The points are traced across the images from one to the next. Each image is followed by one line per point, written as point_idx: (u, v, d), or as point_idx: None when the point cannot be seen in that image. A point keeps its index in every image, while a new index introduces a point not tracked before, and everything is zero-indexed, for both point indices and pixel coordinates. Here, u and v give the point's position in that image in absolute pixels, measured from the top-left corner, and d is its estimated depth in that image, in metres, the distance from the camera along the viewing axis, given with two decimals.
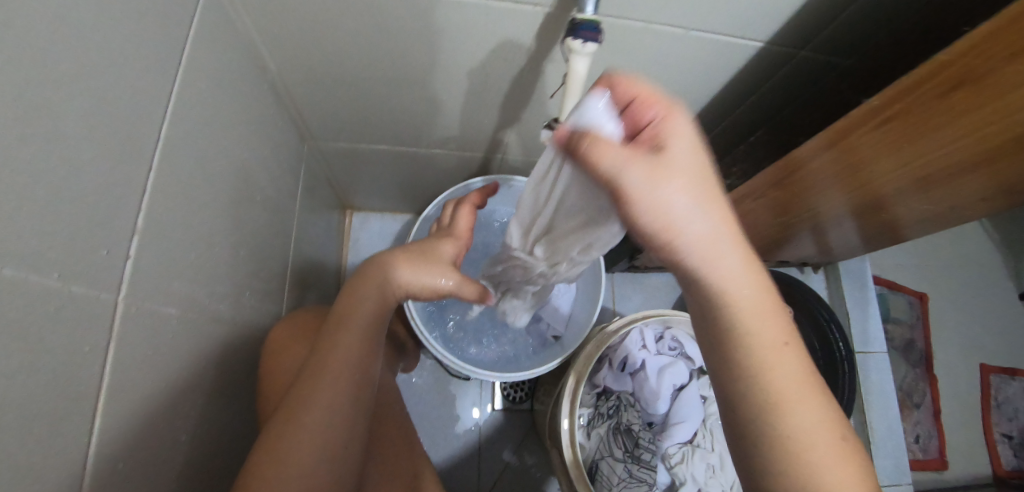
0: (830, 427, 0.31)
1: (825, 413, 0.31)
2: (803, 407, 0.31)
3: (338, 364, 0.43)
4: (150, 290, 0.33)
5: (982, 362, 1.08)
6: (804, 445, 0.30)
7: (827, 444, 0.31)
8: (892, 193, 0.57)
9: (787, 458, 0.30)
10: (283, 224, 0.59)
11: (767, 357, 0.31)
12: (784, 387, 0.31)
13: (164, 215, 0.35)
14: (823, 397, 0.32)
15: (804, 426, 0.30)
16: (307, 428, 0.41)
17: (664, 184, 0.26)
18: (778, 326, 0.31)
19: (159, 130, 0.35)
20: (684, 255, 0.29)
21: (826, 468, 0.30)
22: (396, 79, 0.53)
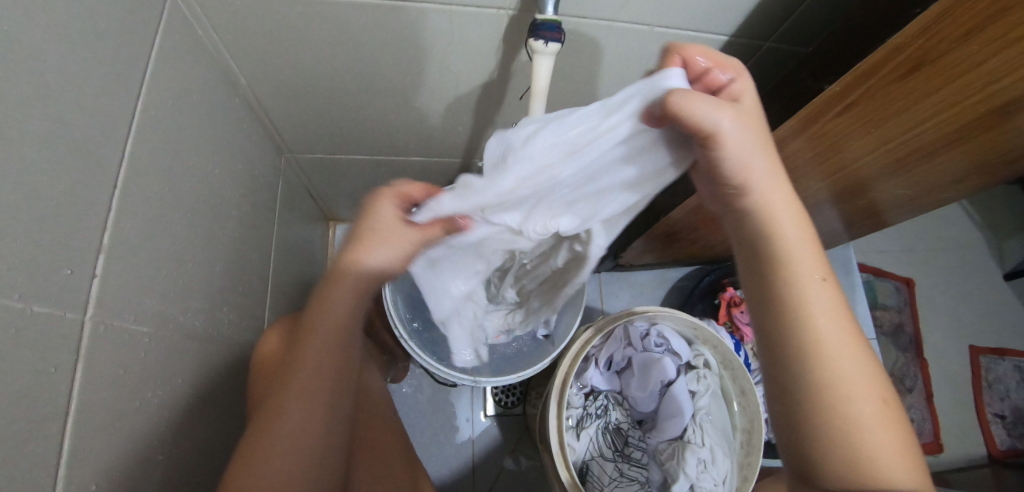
0: (869, 371, 0.34)
1: (865, 360, 0.34)
2: (848, 347, 0.34)
3: (311, 359, 0.41)
4: (119, 308, 0.33)
5: (972, 343, 1.09)
6: (853, 391, 0.33)
7: (869, 395, 0.34)
8: (870, 175, 0.57)
9: (824, 405, 0.33)
10: (261, 238, 0.59)
11: (819, 304, 0.34)
12: (833, 337, 0.34)
13: (131, 232, 0.35)
14: (862, 344, 0.35)
15: (852, 375, 0.33)
16: (285, 425, 0.40)
17: (745, 129, 0.30)
18: (820, 266, 0.34)
19: (124, 148, 0.35)
20: (754, 196, 0.33)
21: (866, 419, 0.33)
22: (369, 88, 0.53)
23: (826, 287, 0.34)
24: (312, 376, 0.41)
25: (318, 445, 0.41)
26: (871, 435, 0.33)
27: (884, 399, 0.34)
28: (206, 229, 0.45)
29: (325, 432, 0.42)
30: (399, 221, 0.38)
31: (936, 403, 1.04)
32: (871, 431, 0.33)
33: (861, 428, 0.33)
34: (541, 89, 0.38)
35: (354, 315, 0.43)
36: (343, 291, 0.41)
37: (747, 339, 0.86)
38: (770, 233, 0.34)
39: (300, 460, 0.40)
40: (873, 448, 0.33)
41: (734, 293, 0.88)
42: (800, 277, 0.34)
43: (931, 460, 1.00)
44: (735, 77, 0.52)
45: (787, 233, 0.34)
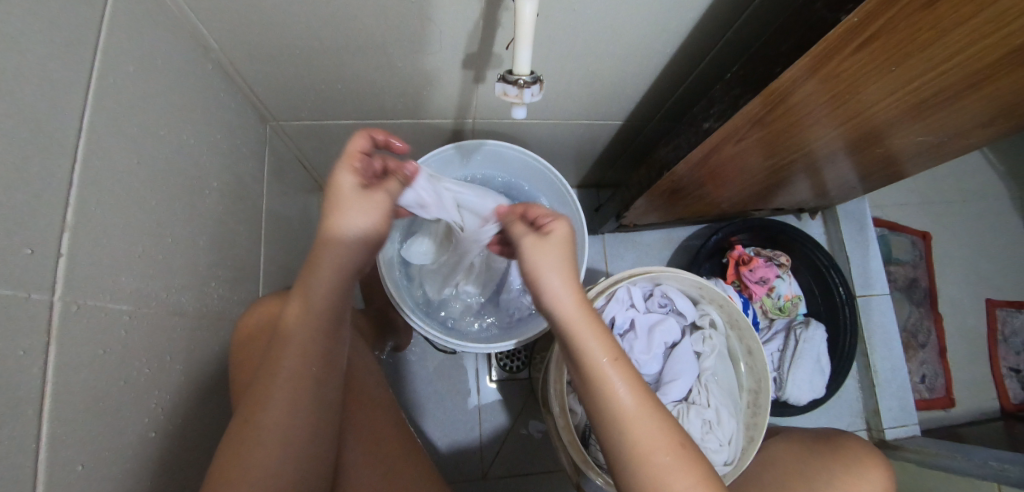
0: (665, 434, 0.38)
1: (661, 425, 0.38)
2: (643, 421, 0.38)
3: (302, 334, 0.41)
4: (91, 288, 0.32)
5: (988, 296, 1.05)
6: (649, 453, 0.37)
7: (667, 450, 0.37)
8: (885, 122, 0.53)
9: (642, 472, 0.38)
10: (248, 210, 0.57)
11: (613, 375, 0.39)
12: (632, 407, 0.38)
13: (97, 206, 0.33)
14: (661, 411, 0.39)
15: (648, 439, 0.38)
16: (268, 427, 0.38)
17: (544, 279, 0.41)
18: (607, 345, 0.39)
19: (82, 115, 0.32)
20: (564, 308, 0.40)
21: (668, 473, 0.37)
22: (347, 47, 0.50)
23: (620, 381, 0.39)
24: (299, 355, 0.40)
25: (309, 423, 0.40)
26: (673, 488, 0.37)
27: (687, 448, 0.38)
28: (186, 205, 0.44)
29: (318, 414, 0.41)
30: (362, 193, 0.41)
31: (949, 357, 1.02)
32: (673, 476, 0.37)
33: (663, 479, 0.37)
34: (526, 34, 0.34)
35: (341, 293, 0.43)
36: (326, 270, 0.41)
37: (755, 296, 0.84)
38: (575, 338, 0.40)
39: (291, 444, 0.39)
40: None
41: (743, 251, 0.86)
42: (593, 362, 0.39)
43: (940, 414, 0.99)
44: (741, 17, 0.46)
45: (588, 342, 0.39)
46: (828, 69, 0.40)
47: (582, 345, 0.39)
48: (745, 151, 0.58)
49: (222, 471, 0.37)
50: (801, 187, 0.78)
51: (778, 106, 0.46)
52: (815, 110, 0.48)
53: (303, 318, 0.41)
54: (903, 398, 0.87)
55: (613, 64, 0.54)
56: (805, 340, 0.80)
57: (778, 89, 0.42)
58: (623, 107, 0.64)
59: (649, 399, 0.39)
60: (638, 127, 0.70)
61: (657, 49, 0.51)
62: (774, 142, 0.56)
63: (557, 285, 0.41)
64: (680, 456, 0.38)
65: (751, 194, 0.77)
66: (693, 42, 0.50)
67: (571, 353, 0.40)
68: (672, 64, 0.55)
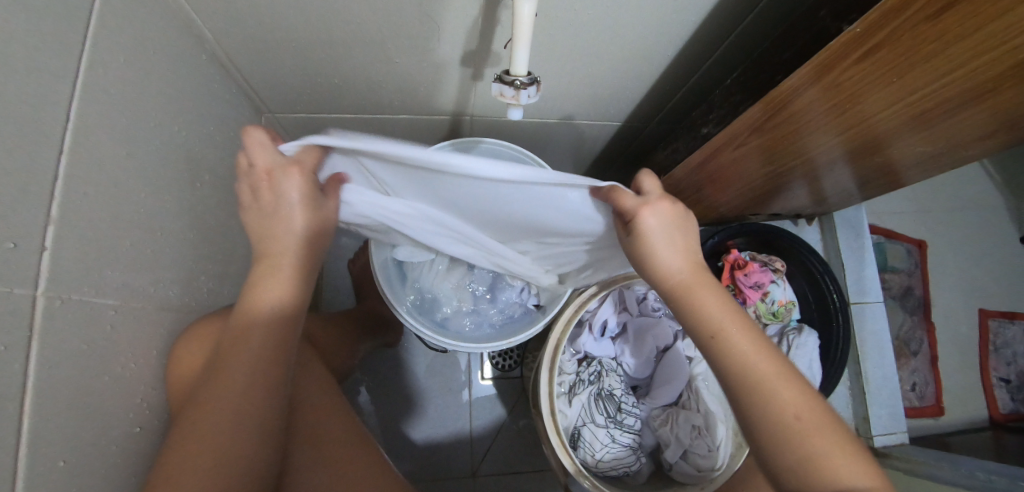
0: (806, 397, 0.37)
1: (799, 387, 0.37)
2: (781, 383, 0.37)
3: (252, 341, 0.39)
4: (75, 283, 0.31)
5: (981, 306, 1.06)
6: (790, 416, 0.36)
7: (803, 411, 0.36)
8: (886, 132, 0.52)
9: (784, 436, 0.36)
10: (242, 203, 0.57)
11: (739, 340, 0.38)
12: (767, 369, 0.37)
13: (84, 200, 0.32)
14: (793, 373, 0.38)
15: (789, 400, 0.36)
16: (207, 439, 0.35)
17: (676, 248, 0.41)
18: (731, 309, 0.40)
19: (69, 106, 0.31)
20: (684, 275, 0.41)
21: (814, 438, 0.35)
22: (345, 41, 0.49)
23: (774, 369, 0.37)
24: (250, 360, 0.38)
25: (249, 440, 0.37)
26: (815, 449, 0.35)
27: (818, 410, 0.37)
28: (177, 198, 0.43)
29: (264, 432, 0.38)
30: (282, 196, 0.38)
31: (940, 365, 1.03)
32: (814, 439, 0.35)
33: (809, 440, 0.35)
34: (523, 34, 0.34)
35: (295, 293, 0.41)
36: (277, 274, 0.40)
37: (749, 301, 0.84)
38: (698, 304, 0.40)
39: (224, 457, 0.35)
40: (819, 463, 0.35)
41: (739, 256, 0.86)
42: (721, 324, 0.39)
43: (929, 422, 1.00)
44: (741, 25, 0.46)
45: (710, 307, 0.40)
46: (833, 78, 0.40)
47: (707, 311, 0.40)
48: (745, 157, 0.57)
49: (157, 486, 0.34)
50: (798, 193, 0.78)
51: (777, 114, 0.46)
52: (815, 119, 0.48)
53: (254, 324, 0.39)
54: (893, 406, 0.87)
55: (613, 66, 0.54)
56: (798, 346, 0.80)
57: (778, 96, 0.42)
58: (622, 109, 0.63)
59: (801, 382, 0.38)
60: (636, 129, 0.69)
61: (657, 52, 0.51)
62: (774, 149, 0.56)
63: (671, 259, 0.41)
64: (840, 443, 0.36)
65: (749, 199, 0.77)
66: (693, 46, 0.50)
67: (704, 325, 0.40)
68: (672, 69, 0.54)
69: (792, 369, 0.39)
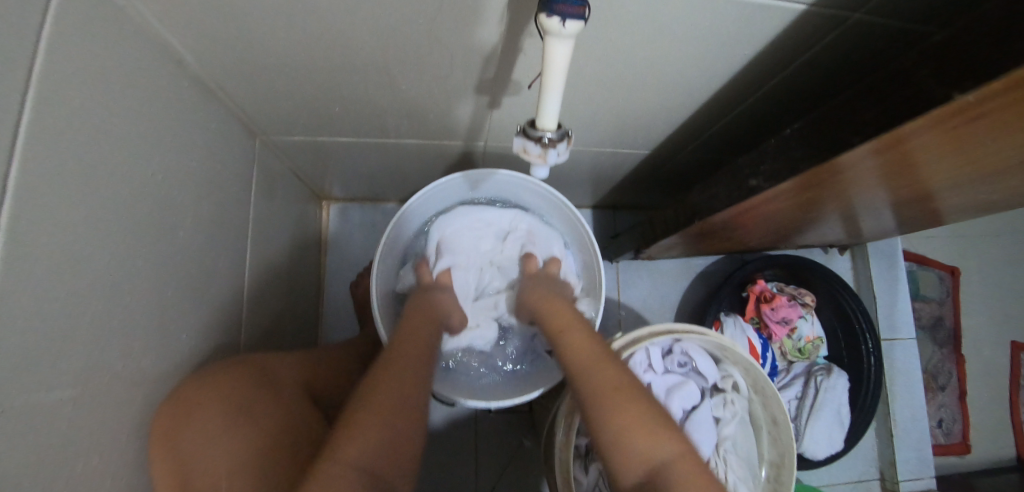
0: (641, 403, 0.40)
1: (630, 389, 0.41)
2: (603, 398, 0.40)
3: (212, 410, 0.39)
4: (24, 381, 0.26)
5: (1015, 339, 1.00)
6: (612, 424, 0.39)
7: (621, 411, 0.39)
8: (952, 185, 0.44)
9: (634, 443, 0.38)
10: (231, 239, 0.51)
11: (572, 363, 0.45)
12: (598, 383, 0.42)
13: (36, 278, 0.27)
14: (628, 382, 0.41)
15: (606, 409, 0.40)
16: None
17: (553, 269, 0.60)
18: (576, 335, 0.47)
19: (11, 166, 0.24)
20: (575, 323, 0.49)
21: (630, 436, 0.38)
22: (346, 65, 0.43)
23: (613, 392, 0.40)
24: (389, 402, 0.40)
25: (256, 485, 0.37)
26: (659, 455, 0.38)
27: (653, 411, 0.40)
28: (153, 250, 0.38)
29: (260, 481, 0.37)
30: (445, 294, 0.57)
31: (970, 402, 0.98)
32: (640, 439, 0.38)
33: (650, 450, 0.38)
34: (554, 81, 0.29)
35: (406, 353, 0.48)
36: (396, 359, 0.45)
37: (775, 337, 0.79)
38: (557, 333, 0.49)
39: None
40: (645, 457, 0.38)
41: (765, 287, 0.81)
42: (565, 349, 0.46)
43: (955, 461, 0.95)
44: (800, 57, 0.41)
45: (563, 337, 0.48)
46: (900, 149, 0.32)
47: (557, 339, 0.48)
48: (785, 204, 0.51)
49: None
50: (834, 228, 0.72)
51: (823, 179, 0.39)
52: (867, 180, 0.41)
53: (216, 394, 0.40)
54: (922, 450, 0.82)
55: (648, 96, 0.48)
56: (827, 389, 0.75)
57: (825, 170, 0.35)
58: (652, 139, 0.58)
59: (610, 379, 0.42)
60: (666, 157, 0.63)
61: (700, 84, 0.45)
62: (817, 198, 0.49)
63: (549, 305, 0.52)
64: (656, 433, 0.38)
65: (782, 233, 0.72)
66: (742, 78, 0.44)
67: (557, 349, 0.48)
68: (713, 101, 0.49)
69: (628, 376, 0.42)
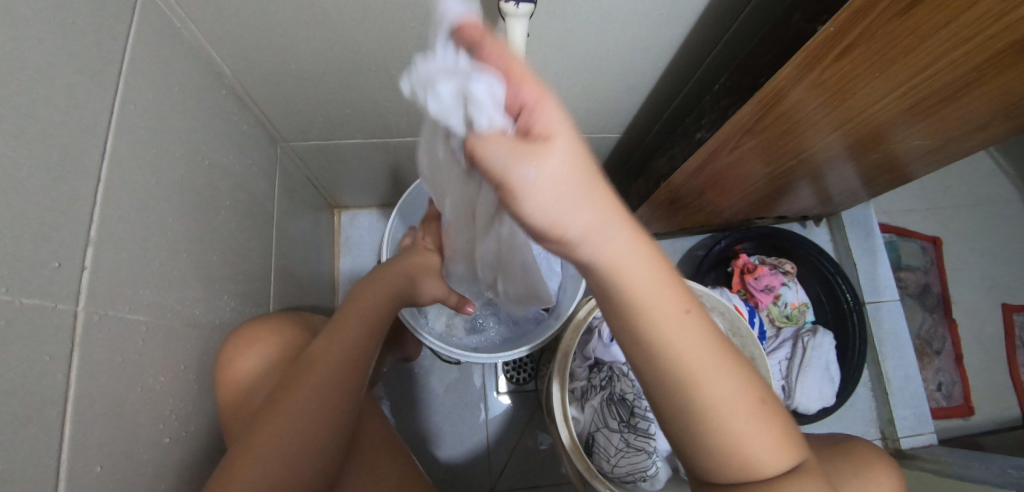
0: (744, 391, 0.30)
1: (740, 380, 0.30)
2: (722, 372, 0.29)
3: (317, 374, 0.45)
4: (111, 299, 0.34)
5: (1004, 301, 1.03)
6: (731, 413, 0.29)
7: (745, 408, 0.29)
8: (886, 123, 0.53)
9: (712, 431, 0.29)
10: (260, 227, 0.60)
11: (678, 339, 0.28)
12: (697, 360, 0.29)
13: (117, 225, 0.35)
14: (738, 364, 0.30)
15: (719, 396, 0.29)
16: (279, 429, 0.41)
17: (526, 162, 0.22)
18: (677, 293, 0.28)
19: (106, 139, 0.34)
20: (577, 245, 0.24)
21: (736, 418, 0.29)
22: (353, 69, 0.52)
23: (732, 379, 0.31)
24: (342, 364, 0.46)
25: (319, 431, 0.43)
26: (736, 426, 0.29)
27: (763, 404, 0.30)
28: (201, 222, 0.46)
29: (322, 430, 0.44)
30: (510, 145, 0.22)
31: (966, 364, 1.00)
32: (742, 424, 0.29)
33: (739, 444, 0.29)
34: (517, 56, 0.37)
35: (365, 338, 0.50)
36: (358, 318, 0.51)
37: (761, 305, 0.85)
38: (634, 315, 0.28)
39: (295, 442, 0.42)
40: (740, 441, 0.29)
41: (747, 261, 0.87)
42: (651, 314, 0.28)
43: (960, 423, 0.96)
44: (728, 29, 0.48)
45: (653, 305, 0.28)
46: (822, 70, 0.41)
47: (626, 300, 0.28)
48: (748, 156, 0.59)
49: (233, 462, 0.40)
50: (804, 193, 0.78)
51: (769, 113, 0.47)
52: (810, 116, 0.49)
53: (336, 341, 0.48)
54: (920, 407, 0.85)
55: (609, 80, 0.56)
56: (813, 348, 0.80)
57: (770, 95, 0.43)
58: (620, 121, 0.66)
59: (738, 366, 0.30)
60: (636, 139, 0.71)
61: (648, 65, 0.54)
62: (774, 147, 0.57)
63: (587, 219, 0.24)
64: (775, 425, 0.30)
65: (753, 202, 0.78)
66: (683, 56, 0.52)
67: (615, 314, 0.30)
68: (665, 79, 0.57)
69: (736, 353, 0.31)
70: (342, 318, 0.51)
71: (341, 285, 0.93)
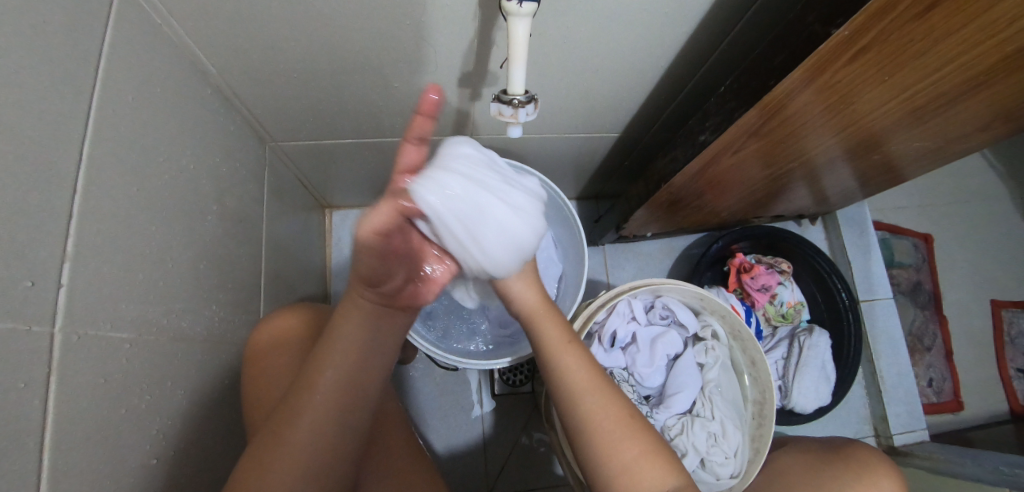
0: (623, 421, 0.42)
1: (619, 408, 0.42)
2: (595, 401, 0.42)
3: (333, 372, 0.39)
4: (91, 317, 0.32)
5: (993, 297, 1.04)
6: (601, 424, 0.41)
7: (621, 431, 0.41)
8: (885, 128, 0.53)
9: (593, 440, 0.41)
10: (249, 231, 0.58)
11: (574, 380, 0.44)
12: (580, 385, 0.43)
13: (95, 237, 0.33)
14: (620, 400, 0.43)
15: (599, 410, 0.42)
16: (301, 435, 0.38)
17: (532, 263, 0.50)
18: (563, 333, 0.47)
19: (82, 147, 0.32)
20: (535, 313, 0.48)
21: (614, 440, 0.41)
22: (345, 67, 0.50)
23: (565, 342, 0.45)
24: (354, 357, 0.40)
25: (343, 433, 0.40)
26: (621, 455, 0.40)
27: (632, 423, 0.42)
28: (187, 229, 0.44)
29: (347, 435, 0.41)
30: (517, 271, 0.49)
31: (956, 360, 1.01)
32: (620, 444, 0.41)
33: (619, 458, 0.40)
34: (519, 55, 0.35)
35: (367, 339, 0.41)
36: (361, 317, 0.41)
37: (758, 304, 0.84)
38: (557, 370, 0.44)
39: (318, 449, 0.39)
40: (629, 466, 0.40)
41: (744, 260, 0.86)
42: (564, 368, 0.44)
43: (950, 418, 0.98)
44: (734, 27, 0.47)
45: (567, 360, 0.44)
46: (826, 73, 0.40)
47: (540, 340, 0.46)
48: (747, 159, 0.58)
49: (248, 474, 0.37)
50: (800, 193, 0.78)
51: (773, 117, 0.47)
52: (813, 120, 0.49)
53: (346, 339, 0.40)
54: (912, 404, 0.86)
55: (610, 79, 0.54)
56: (809, 347, 0.80)
57: (773, 100, 0.43)
58: (619, 120, 0.65)
59: (619, 402, 0.43)
60: (635, 138, 0.70)
61: (651, 65, 0.52)
62: (772, 150, 0.56)
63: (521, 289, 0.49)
64: (646, 450, 0.41)
65: (751, 202, 0.78)
66: (686, 55, 0.51)
67: (545, 363, 0.46)
68: (667, 78, 0.55)
69: (615, 391, 0.44)
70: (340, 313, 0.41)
71: (334, 286, 0.91)
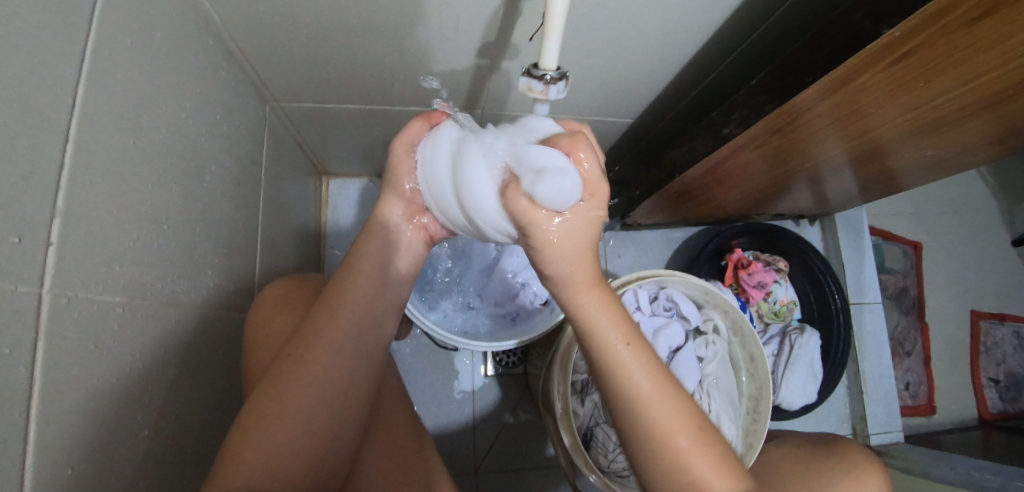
0: (691, 425, 0.37)
1: (686, 411, 0.37)
2: (662, 399, 0.37)
3: (346, 308, 0.42)
4: (83, 279, 0.29)
5: (974, 307, 1.08)
6: (666, 430, 0.36)
7: (688, 432, 0.37)
8: (892, 140, 0.53)
9: (657, 445, 0.37)
10: (247, 194, 0.55)
11: (637, 384, 0.36)
12: (648, 389, 0.37)
13: (89, 192, 0.30)
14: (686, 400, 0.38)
15: (664, 420, 0.36)
16: (314, 373, 0.39)
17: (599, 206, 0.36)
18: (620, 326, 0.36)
19: (75, 93, 0.29)
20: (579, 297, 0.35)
21: (692, 456, 0.37)
22: (359, 27, 0.46)
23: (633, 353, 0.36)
24: (361, 297, 0.43)
25: (350, 380, 0.41)
26: (696, 469, 0.37)
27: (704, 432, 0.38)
28: (184, 189, 0.41)
29: (355, 383, 0.42)
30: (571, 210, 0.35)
31: (933, 365, 1.05)
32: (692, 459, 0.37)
33: (685, 464, 0.37)
34: (554, 25, 0.32)
35: (379, 277, 0.44)
36: (374, 251, 0.44)
37: (753, 301, 0.85)
38: (617, 369, 0.36)
39: (327, 389, 0.40)
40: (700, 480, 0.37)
41: (742, 255, 0.86)
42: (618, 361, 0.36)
43: (922, 420, 1.02)
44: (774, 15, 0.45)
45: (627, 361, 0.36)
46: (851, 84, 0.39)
47: (591, 334, 0.36)
48: (756, 159, 0.58)
49: (255, 414, 0.37)
50: (803, 194, 0.78)
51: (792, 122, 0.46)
52: (826, 127, 0.48)
53: (359, 278, 0.43)
54: (891, 406, 0.89)
55: (636, 61, 0.52)
56: (800, 346, 0.82)
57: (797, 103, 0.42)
58: (637, 104, 0.63)
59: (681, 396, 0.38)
60: (649, 124, 0.69)
61: (681, 50, 0.50)
62: (781, 152, 0.56)
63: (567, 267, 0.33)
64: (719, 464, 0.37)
65: (755, 199, 0.77)
66: (719, 41, 0.49)
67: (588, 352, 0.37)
68: (694, 64, 0.53)
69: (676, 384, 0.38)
70: (353, 252, 0.44)
71: (328, 255, 0.88)
